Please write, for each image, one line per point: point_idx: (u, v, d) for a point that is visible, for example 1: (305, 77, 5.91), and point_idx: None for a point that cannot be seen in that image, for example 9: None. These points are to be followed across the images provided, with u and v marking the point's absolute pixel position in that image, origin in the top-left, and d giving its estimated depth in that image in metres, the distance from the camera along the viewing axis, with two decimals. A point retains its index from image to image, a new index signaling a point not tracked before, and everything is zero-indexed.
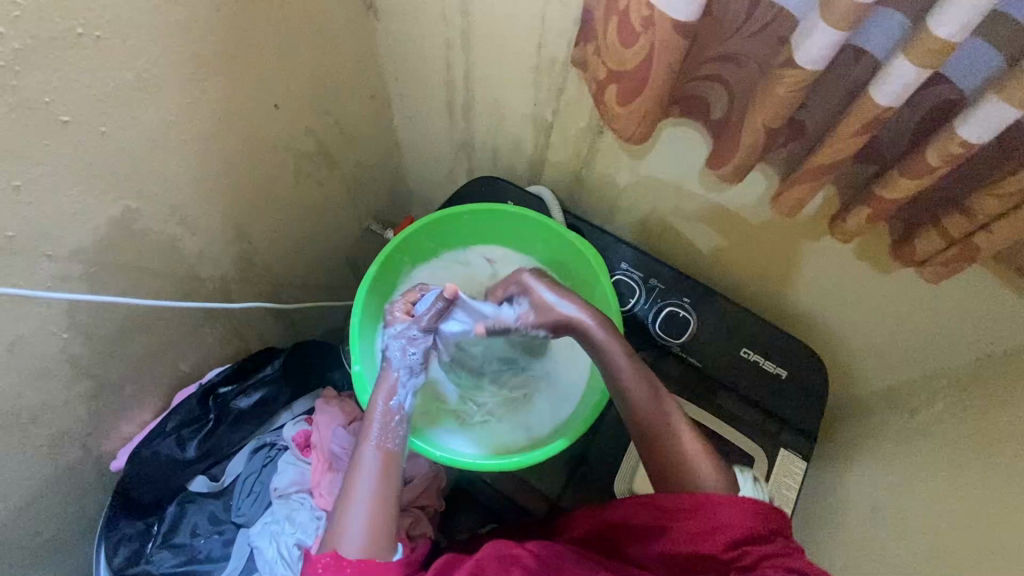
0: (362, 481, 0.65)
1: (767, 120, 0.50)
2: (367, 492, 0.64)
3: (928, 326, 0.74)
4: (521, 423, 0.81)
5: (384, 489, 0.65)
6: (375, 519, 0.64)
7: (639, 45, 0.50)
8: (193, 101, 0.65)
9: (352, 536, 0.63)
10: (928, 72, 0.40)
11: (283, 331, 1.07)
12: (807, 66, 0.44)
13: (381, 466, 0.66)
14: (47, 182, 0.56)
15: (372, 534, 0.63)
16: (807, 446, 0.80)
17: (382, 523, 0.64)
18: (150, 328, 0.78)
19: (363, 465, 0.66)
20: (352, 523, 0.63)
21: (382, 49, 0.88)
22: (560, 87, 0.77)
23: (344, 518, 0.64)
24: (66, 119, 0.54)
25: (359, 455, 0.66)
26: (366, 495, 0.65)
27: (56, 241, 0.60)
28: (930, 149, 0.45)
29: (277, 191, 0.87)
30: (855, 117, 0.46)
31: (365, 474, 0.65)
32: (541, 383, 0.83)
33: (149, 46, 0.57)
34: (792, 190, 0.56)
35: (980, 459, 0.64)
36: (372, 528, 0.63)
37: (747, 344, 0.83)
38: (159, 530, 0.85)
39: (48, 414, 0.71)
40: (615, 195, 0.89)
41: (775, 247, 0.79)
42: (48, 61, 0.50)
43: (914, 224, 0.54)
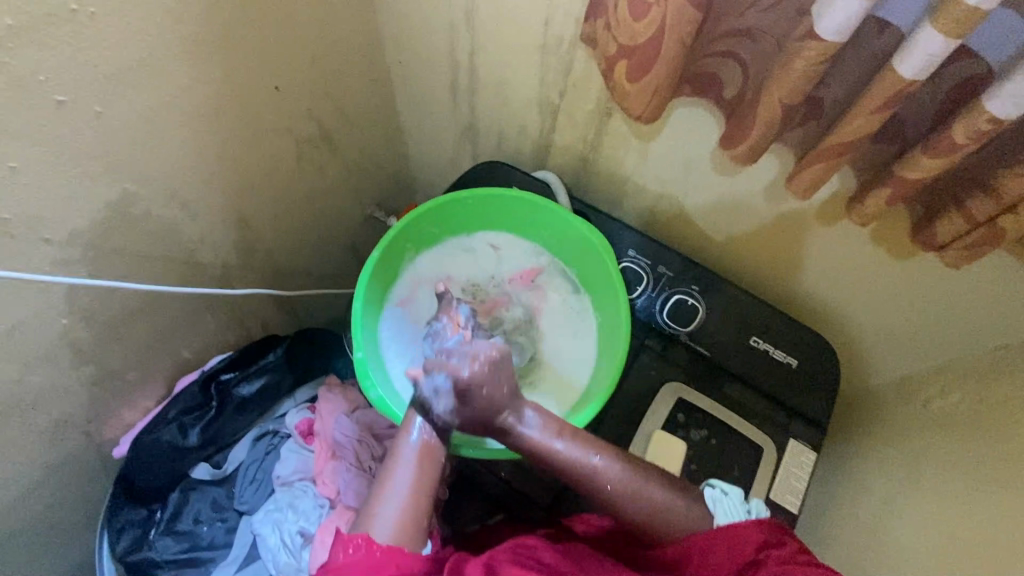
0: (400, 468, 0.62)
1: (783, 97, 0.48)
2: (405, 479, 0.61)
3: (944, 314, 0.72)
4: None
5: (422, 479, 0.62)
6: (409, 508, 0.60)
7: (651, 17, 0.48)
8: (193, 81, 0.64)
9: (384, 521, 0.59)
10: (956, 43, 0.38)
11: (285, 318, 1.06)
12: (829, 37, 0.42)
13: (422, 454, 0.63)
14: (43, 163, 0.55)
15: (406, 521, 0.59)
16: (817, 437, 0.78)
17: (416, 514, 0.60)
18: (151, 313, 0.77)
19: (402, 452, 0.63)
20: (385, 511, 0.60)
21: (385, 30, 0.86)
22: (568, 68, 0.75)
23: (378, 504, 0.60)
24: (62, 98, 0.53)
25: (401, 443, 0.64)
26: (403, 484, 0.61)
27: (54, 224, 0.59)
28: (956, 126, 0.43)
29: (279, 175, 0.86)
30: (877, 92, 0.44)
31: (404, 460, 0.63)
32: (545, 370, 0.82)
33: (146, 23, 0.56)
34: (807, 172, 0.54)
35: (999, 451, 0.62)
36: (405, 515, 0.60)
37: (756, 333, 0.82)
38: (162, 517, 0.84)
39: (49, 400, 0.70)
40: (622, 181, 0.87)
41: (787, 233, 0.77)
42: (41, 38, 0.48)
43: (935, 207, 0.52)
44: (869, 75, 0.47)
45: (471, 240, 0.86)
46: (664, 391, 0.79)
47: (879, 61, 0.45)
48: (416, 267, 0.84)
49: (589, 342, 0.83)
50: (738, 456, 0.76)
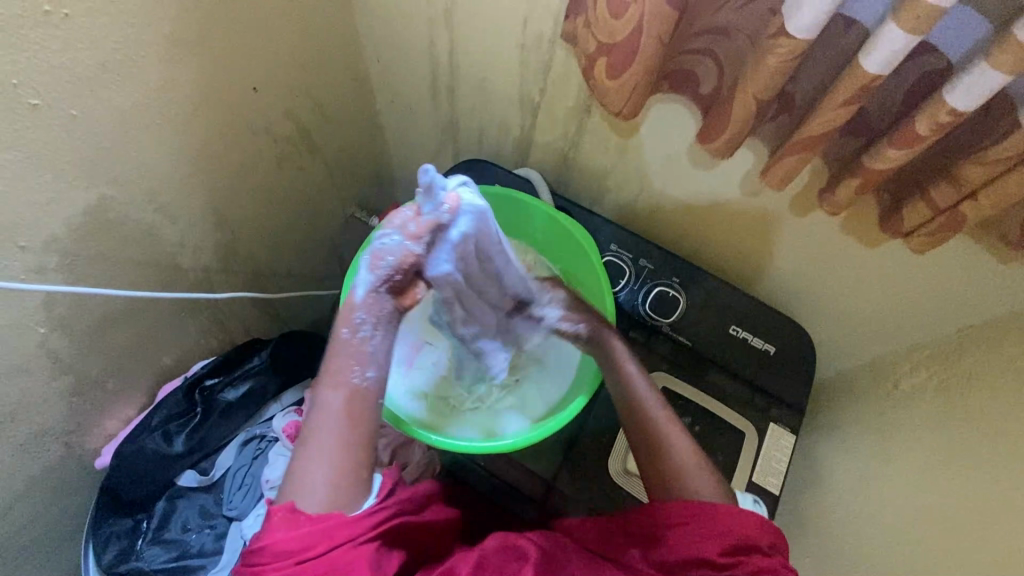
0: (323, 439, 0.61)
1: (758, 92, 0.50)
2: (330, 442, 0.61)
3: (913, 295, 0.75)
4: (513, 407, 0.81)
5: (346, 436, 0.61)
6: (339, 475, 0.60)
7: (629, 16, 0.49)
8: (170, 83, 0.63)
9: (309, 488, 0.60)
10: (916, 39, 0.40)
11: (267, 322, 1.05)
12: (799, 34, 0.44)
13: (348, 410, 0.62)
14: (16, 169, 0.54)
15: (329, 487, 0.60)
16: (795, 419, 0.81)
17: (345, 475, 0.61)
18: (131, 320, 0.76)
19: (325, 407, 0.62)
20: (309, 476, 0.60)
21: (363, 29, 0.86)
22: (547, 65, 0.76)
23: (304, 468, 0.60)
24: (35, 102, 0.52)
25: (326, 393, 0.62)
26: (328, 450, 0.61)
27: (30, 231, 0.58)
28: (919, 117, 0.45)
29: (259, 177, 0.85)
30: (845, 86, 0.46)
31: (327, 416, 0.62)
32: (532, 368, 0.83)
33: (121, 25, 0.55)
34: (780, 165, 0.56)
35: (965, 425, 0.66)
36: (333, 479, 0.60)
37: (735, 322, 0.84)
38: (149, 526, 0.83)
39: (27, 411, 0.69)
40: (602, 176, 0.88)
41: (763, 225, 0.80)
42: (14, 40, 0.48)
43: (902, 196, 0.55)
44: (838, 71, 0.49)
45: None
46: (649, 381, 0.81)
47: (845, 58, 0.48)
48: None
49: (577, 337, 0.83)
50: (721, 440, 0.79)
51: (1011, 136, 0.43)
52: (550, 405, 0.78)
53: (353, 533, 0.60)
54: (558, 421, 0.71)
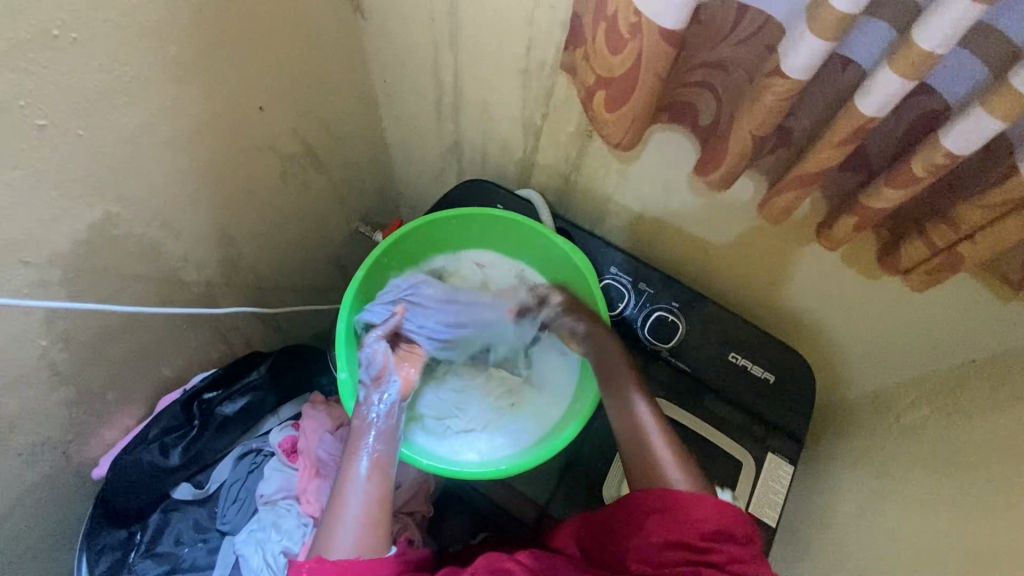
0: (348, 499, 0.65)
1: (755, 128, 0.50)
2: (357, 500, 0.65)
3: (916, 326, 0.75)
4: (506, 431, 0.80)
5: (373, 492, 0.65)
6: (365, 528, 0.64)
7: (627, 51, 0.49)
8: (176, 104, 0.64)
9: (340, 538, 0.62)
10: (912, 84, 0.40)
11: (269, 335, 1.05)
12: (795, 74, 0.44)
13: (373, 472, 0.67)
14: (23, 187, 0.55)
15: (359, 540, 0.63)
16: (793, 449, 0.80)
17: (373, 528, 0.64)
18: (132, 333, 0.77)
19: (355, 470, 0.67)
20: (341, 526, 0.63)
21: (369, 50, 0.87)
22: (549, 91, 0.76)
23: (334, 523, 0.64)
24: (42, 123, 0.53)
25: (352, 459, 0.67)
26: (356, 507, 0.65)
27: (34, 246, 0.59)
28: (916, 159, 0.45)
29: (264, 192, 0.86)
30: (842, 126, 0.45)
31: (355, 479, 0.66)
32: (530, 393, 0.82)
33: (129, 47, 0.56)
34: (778, 200, 0.56)
35: (963, 462, 0.65)
36: (361, 532, 0.63)
37: (735, 349, 0.84)
38: (143, 539, 0.83)
39: (27, 421, 0.70)
40: (603, 200, 0.89)
41: (763, 253, 0.80)
42: (23, 64, 0.49)
43: (900, 233, 0.55)
44: (835, 110, 0.49)
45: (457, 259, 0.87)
46: None
47: (841, 97, 0.48)
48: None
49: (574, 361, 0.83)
50: (718, 468, 0.78)
51: (1007, 182, 0.43)
52: (545, 430, 0.78)
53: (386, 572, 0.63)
54: (548, 451, 0.71)
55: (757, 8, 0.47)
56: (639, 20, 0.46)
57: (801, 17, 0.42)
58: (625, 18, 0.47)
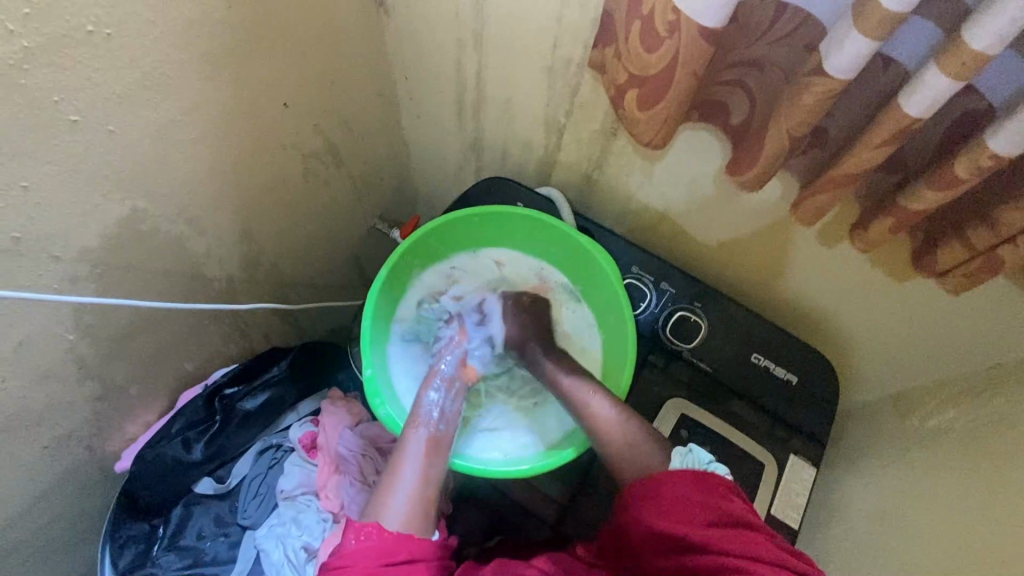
0: (405, 476, 0.65)
1: (792, 128, 0.49)
2: (411, 478, 0.65)
3: (945, 328, 0.74)
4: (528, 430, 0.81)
5: (430, 473, 0.66)
6: (417, 500, 0.64)
7: (663, 50, 0.49)
8: (204, 100, 0.64)
9: (395, 509, 0.63)
10: (959, 85, 0.40)
11: (287, 331, 1.06)
12: (837, 75, 0.43)
13: (428, 455, 0.68)
14: (54, 182, 0.55)
15: (414, 511, 0.63)
16: (815, 452, 0.79)
17: (425, 504, 0.64)
18: (156, 328, 0.77)
19: (410, 448, 0.68)
20: (396, 499, 0.64)
21: (392, 46, 0.87)
22: (574, 89, 0.76)
23: (389, 495, 0.64)
24: (75, 118, 0.53)
25: (409, 440, 0.69)
26: (410, 480, 0.65)
27: (64, 242, 0.59)
28: (959, 161, 0.44)
29: (285, 189, 0.86)
30: (884, 127, 0.45)
31: (411, 455, 0.68)
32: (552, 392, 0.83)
33: (160, 43, 0.56)
34: (812, 200, 0.56)
35: (992, 466, 0.64)
36: (415, 504, 0.64)
37: (757, 350, 0.83)
38: (165, 532, 0.84)
39: (54, 415, 0.70)
40: (625, 199, 0.88)
41: (788, 253, 0.79)
42: (57, 60, 0.49)
43: (935, 236, 0.54)
44: (875, 110, 0.48)
45: (478, 258, 0.86)
46: (667, 408, 0.81)
47: (881, 97, 0.47)
48: (422, 289, 0.84)
49: (594, 361, 0.83)
50: (739, 470, 0.78)
51: None
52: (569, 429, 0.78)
53: (430, 552, 0.62)
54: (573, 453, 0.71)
55: (796, 6, 0.46)
56: (677, 18, 0.46)
57: (846, 16, 0.42)
58: (663, 16, 0.47)
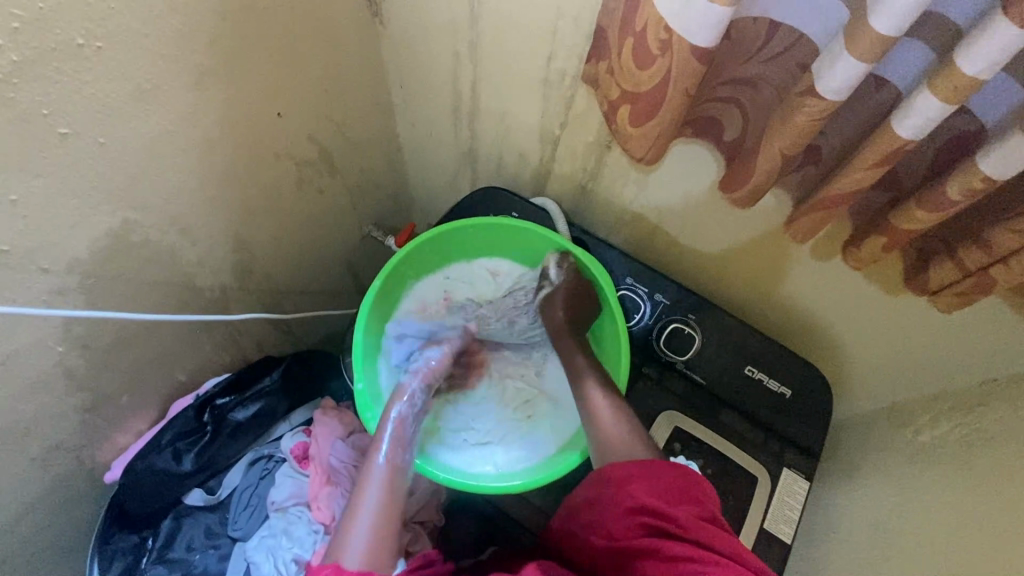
0: (361, 513, 0.64)
1: (784, 146, 0.49)
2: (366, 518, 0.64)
3: (938, 341, 0.74)
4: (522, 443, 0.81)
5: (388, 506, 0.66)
6: (378, 531, 0.63)
7: (656, 68, 0.49)
8: (196, 111, 0.64)
9: (356, 543, 0.61)
10: (952, 108, 0.40)
11: (280, 339, 1.05)
12: (829, 95, 0.43)
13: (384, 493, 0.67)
14: (44, 195, 0.54)
15: (374, 545, 0.62)
16: (809, 465, 0.79)
17: (384, 539, 0.63)
18: (147, 339, 0.76)
19: (371, 476, 0.68)
20: (357, 532, 0.63)
21: (387, 56, 0.87)
22: (569, 101, 0.76)
23: (350, 531, 0.63)
24: (65, 131, 0.53)
25: (369, 468, 0.69)
26: (371, 508, 0.65)
27: (54, 254, 0.59)
28: (951, 182, 0.44)
29: (279, 197, 0.85)
30: (877, 148, 0.45)
31: (372, 482, 0.67)
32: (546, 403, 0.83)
33: (151, 55, 0.55)
34: (803, 220, 0.57)
35: (985, 483, 0.64)
36: (376, 536, 0.63)
37: (751, 362, 0.83)
38: (154, 544, 0.83)
39: (42, 427, 0.70)
40: (620, 209, 0.88)
41: (782, 266, 0.79)
42: (47, 73, 0.48)
43: (928, 254, 0.54)
44: (868, 129, 0.48)
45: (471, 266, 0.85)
46: (661, 420, 0.81)
47: (873, 117, 0.47)
48: (415, 300, 0.84)
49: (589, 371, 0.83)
50: (732, 483, 0.77)
51: None
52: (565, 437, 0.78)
53: None
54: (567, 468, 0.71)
55: (789, 26, 0.46)
56: (671, 37, 0.45)
57: (838, 38, 0.42)
58: (655, 34, 0.47)
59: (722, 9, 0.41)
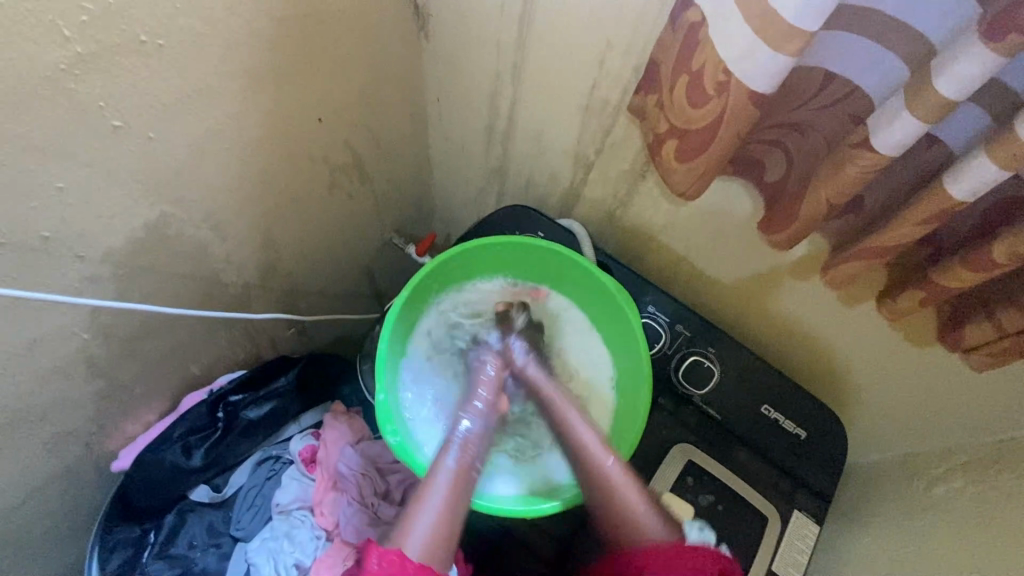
0: (431, 502, 0.67)
1: (831, 195, 0.50)
2: (431, 518, 0.66)
3: (961, 394, 0.74)
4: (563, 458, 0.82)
5: (450, 515, 0.66)
6: (437, 534, 0.65)
7: (709, 107, 0.49)
8: (243, 113, 0.65)
9: (417, 538, 0.64)
10: (1007, 174, 0.40)
11: (294, 340, 1.05)
12: (884, 150, 0.44)
13: (453, 496, 0.68)
14: (90, 184, 0.55)
15: (434, 542, 0.65)
16: (821, 509, 0.78)
17: (444, 536, 0.65)
18: (168, 331, 0.77)
19: (436, 479, 0.69)
20: (419, 527, 0.65)
21: (428, 69, 0.88)
22: (607, 128, 0.77)
23: (411, 523, 0.65)
24: (117, 123, 0.53)
25: (438, 469, 0.69)
26: (436, 506, 0.67)
27: (90, 243, 0.59)
28: (997, 244, 0.44)
29: (310, 200, 0.86)
30: (926, 205, 0.45)
31: (439, 486, 0.68)
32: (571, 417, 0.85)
33: (207, 55, 0.56)
34: (843, 267, 0.57)
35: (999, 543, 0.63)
36: (435, 538, 0.65)
37: (768, 401, 0.82)
38: (156, 539, 0.82)
39: (59, 410, 0.69)
40: (646, 238, 0.88)
41: (807, 307, 0.79)
42: (108, 67, 0.49)
43: (963, 311, 0.54)
44: (915, 185, 0.48)
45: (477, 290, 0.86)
46: (675, 451, 0.81)
47: (926, 173, 0.47)
48: (423, 327, 0.83)
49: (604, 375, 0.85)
50: (742, 522, 0.77)
51: None
52: None
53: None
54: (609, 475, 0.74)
55: (844, 78, 0.47)
56: (728, 80, 0.46)
57: (897, 96, 0.42)
58: (713, 76, 0.47)
59: (786, 58, 0.42)
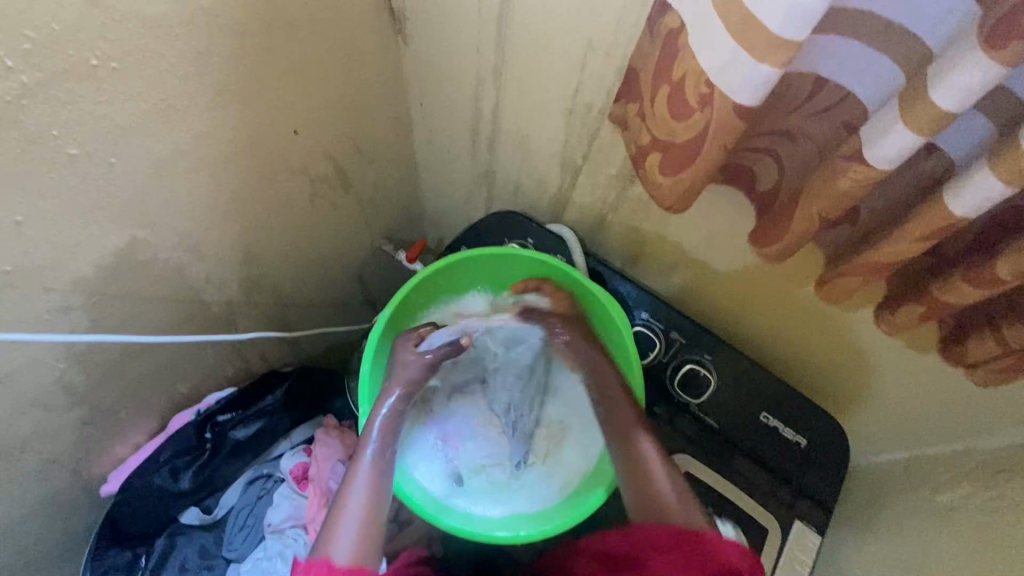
0: (356, 491, 0.66)
1: (823, 209, 0.47)
2: (356, 514, 0.65)
3: (966, 398, 0.71)
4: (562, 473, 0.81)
5: (374, 504, 0.66)
6: (366, 528, 0.65)
7: (693, 121, 0.46)
8: (211, 131, 0.62)
9: (342, 541, 0.63)
10: (1014, 190, 0.37)
11: (285, 353, 1.03)
12: (879, 164, 0.41)
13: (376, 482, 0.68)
14: (51, 215, 0.53)
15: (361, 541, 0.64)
16: (822, 519, 0.76)
17: (371, 530, 0.65)
18: (150, 354, 0.75)
19: (358, 475, 0.67)
20: (348, 518, 0.65)
21: (408, 73, 0.85)
22: (593, 132, 0.74)
23: (336, 527, 0.64)
24: (75, 151, 0.51)
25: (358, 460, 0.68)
26: (358, 501, 0.66)
27: (57, 273, 0.57)
28: (1002, 260, 0.41)
29: (291, 213, 0.84)
30: (925, 220, 0.42)
31: (359, 481, 0.67)
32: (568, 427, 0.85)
33: (166, 76, 0.54)
34: (839, 280, 0.54)
35: None
36: (361, 534, 0.64)
37: (767, 408, 0.80)
38: (147, 564, 0.82)
39: (41, 441, 0.68)
40: (639, 242, 0.86)
41: (805, 311, 0.76)
42: (59, 95, 0.47)
43: (968, 323, 0.52)
44: (915, 196, 0.46)
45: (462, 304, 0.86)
46: (671, 463, 0.79)
47: (926, 183, 0.44)
48: None
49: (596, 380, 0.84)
50: (740, 535, 0.75)
51: None
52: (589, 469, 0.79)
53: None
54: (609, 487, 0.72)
55: (836, 84, 0.44)
56: (712, 92, 0.43)
57: (892, 105, 0.39)
58: (695, 88, 0.45)
59: (769, 71, 0.39)
